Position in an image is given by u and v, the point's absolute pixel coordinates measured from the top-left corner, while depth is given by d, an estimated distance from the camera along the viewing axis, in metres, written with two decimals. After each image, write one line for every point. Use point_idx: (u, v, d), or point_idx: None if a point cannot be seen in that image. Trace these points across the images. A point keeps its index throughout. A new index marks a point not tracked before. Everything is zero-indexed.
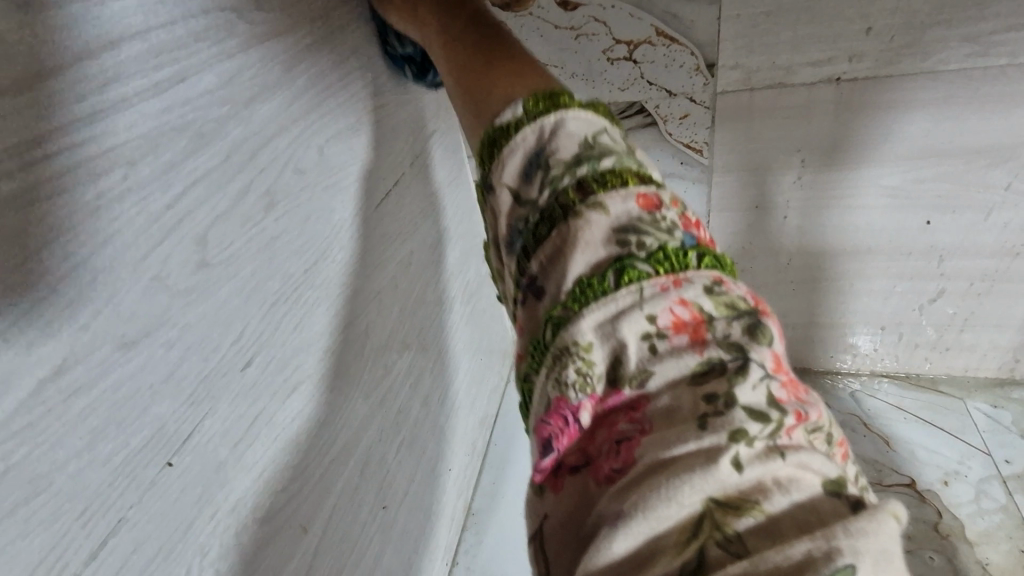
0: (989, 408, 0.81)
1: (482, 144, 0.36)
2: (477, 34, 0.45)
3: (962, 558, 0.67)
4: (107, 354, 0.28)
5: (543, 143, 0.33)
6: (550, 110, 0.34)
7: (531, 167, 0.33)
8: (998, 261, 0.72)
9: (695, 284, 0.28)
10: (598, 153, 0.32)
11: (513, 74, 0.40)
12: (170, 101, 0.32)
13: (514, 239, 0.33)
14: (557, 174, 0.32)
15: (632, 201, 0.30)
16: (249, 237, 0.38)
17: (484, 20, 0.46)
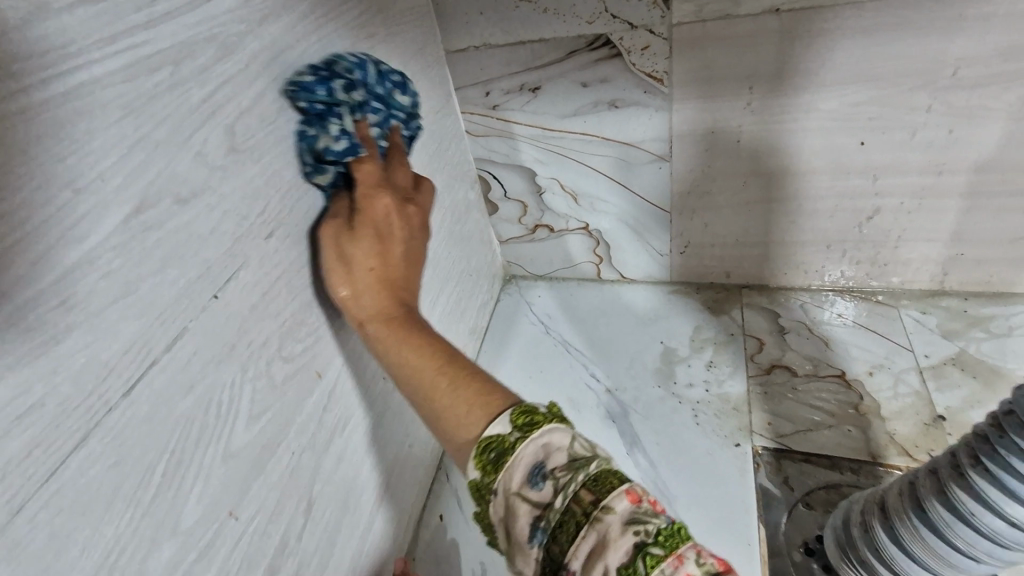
0: (918, 314, 0.91)
1: (479, 457, 0.40)
2: (430, 341, 0.49)
3: (872, 429, 0.77)
4: (168, 205, 0.39)
5: (539, 458, 0.38)
6: (532, 426, 0.38)
7: (535, 477, 0.38)
8: (926, 178, 0.80)
9: (692, 556, 0.33)
10: (583, 457, 0.37)
11: (483, 385, 0.44)
12: (201, 17, 0.41)
13: (538, 539, 0.37)
14: (563, 483, 0.36)
15: (624, 498, 0.35)
16: (266, 132, 0.47)
17: (423, 322, 0.51)
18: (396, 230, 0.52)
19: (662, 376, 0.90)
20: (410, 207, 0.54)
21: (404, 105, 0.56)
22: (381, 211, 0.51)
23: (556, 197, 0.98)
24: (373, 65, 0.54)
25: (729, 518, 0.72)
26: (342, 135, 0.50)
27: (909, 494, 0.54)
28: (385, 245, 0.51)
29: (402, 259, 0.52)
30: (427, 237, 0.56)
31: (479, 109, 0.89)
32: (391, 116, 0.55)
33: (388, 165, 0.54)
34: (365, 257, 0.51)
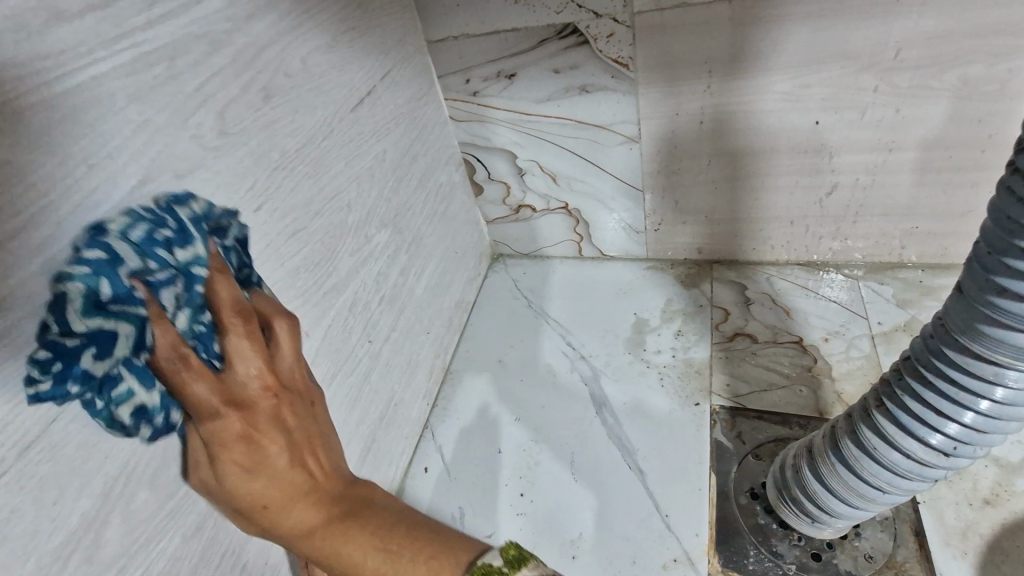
0: (875, 285, 0.98)
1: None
2: (362, 519, 0.43)
3: (822, 389, 0.85)
4: (168, 179, 0.46)
5: None
6: None
7: None
8: (877, 155, 0.86)
9: None
10: None
11: (427, 548, 0.41)
12: (193, 17, 0.48)
13: None
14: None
15: None
16: (253, 117, 0.54)
17: (349, 492, 0.45)
18: (271, 434, 0.42)
19: (633, 344, 0.97)
20: (259, 403, 0.41)
21: (188, 253, 0.39)
22: (245, 426, 0.41)
23: (536, 178, 1.03)
24: (121, 238, 0.38)
25: (683, 467, 0.79)
26: (162, 385, 0.39)
27: (829, 434, 0.62)
28: (264, 468, 0.42)
29: (295, 455, 0.43)
30: (282, 434, 0.42)
31: (460, 96, 0.95)
32: (191, 279, 0.39)
33: (223, 356, 0.40)
34: (252, 492, 0.42)
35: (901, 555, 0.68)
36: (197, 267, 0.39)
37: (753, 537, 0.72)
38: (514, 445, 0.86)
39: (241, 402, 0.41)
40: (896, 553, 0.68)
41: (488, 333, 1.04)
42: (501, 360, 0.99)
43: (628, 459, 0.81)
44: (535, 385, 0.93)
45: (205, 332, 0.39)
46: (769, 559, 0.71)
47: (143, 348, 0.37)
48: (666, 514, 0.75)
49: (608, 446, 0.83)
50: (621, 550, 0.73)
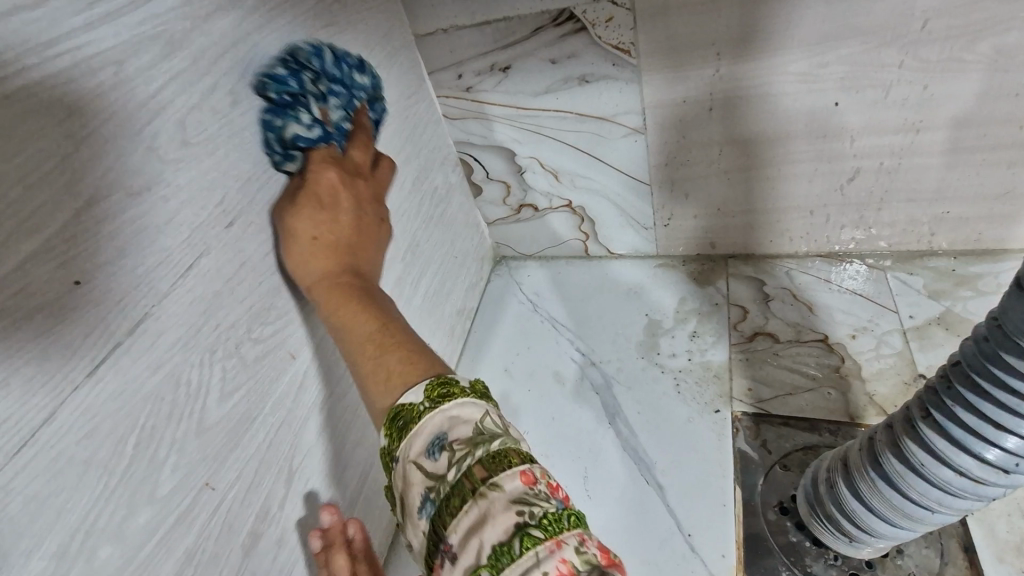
0: (904, 276, 0.91)
1: (389, 420, 0.44)
2: (362, 305, 0.51)
3: (852, 391, 0.79)
4: (121, 198, 0.41)
5: (444, 431, 0.41)
6: (442, 398, 0.42)
7: (433, 448, 0.41)
8: (902, 138, 0.79)
9: (571, 542, 0.36)
10: (485, 437, 0.40)
11: (411, 350, 0.48)
12: (143, 17, 0.43)
13: (428, 504, 0.40)
14: (462, 457, 0.39)
15: (517, 478, 0.38)
16: (220, 125, 0.50)
17: (366, 287, 0.53)
18: (340, 201, 0.54)
19: (646, 348, 0.91)
20: (354, 185, 0.56)
21: (364, 84, 0.61)
22: (329, 184, 0.54)
23: (537, 176, 0.98)
24: (328, 51, 0.58)
25: (705, 481, 0.73)
26: (315, 128, 0.54)
27: (868, 446, 0.56)
28: (326, 211, 0.54)
29: (349, 230, 0.55)
30: (376, 211, 0.58)
31: (453, 92, 0.89)
32: (353, 100, 0.59)
33: (346, 147, 0.58)
34: (310, 224, 0.53)
35: (950, 574, 0.63)
36: (360, 96, 0.60)
37: (785, 558, 0.67)
38: None
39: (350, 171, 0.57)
40: (945, 572, 0.64)
41: (493, 340, 0.99)
42: (506, 369, 0.94)
43: (646, 474, 0.76)
44: (544, 395, 0.88)
45: (342, 131, 0.57)
46: None
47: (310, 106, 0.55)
48: (688, 534, 0.70)
49: (623, 460, 0.78)
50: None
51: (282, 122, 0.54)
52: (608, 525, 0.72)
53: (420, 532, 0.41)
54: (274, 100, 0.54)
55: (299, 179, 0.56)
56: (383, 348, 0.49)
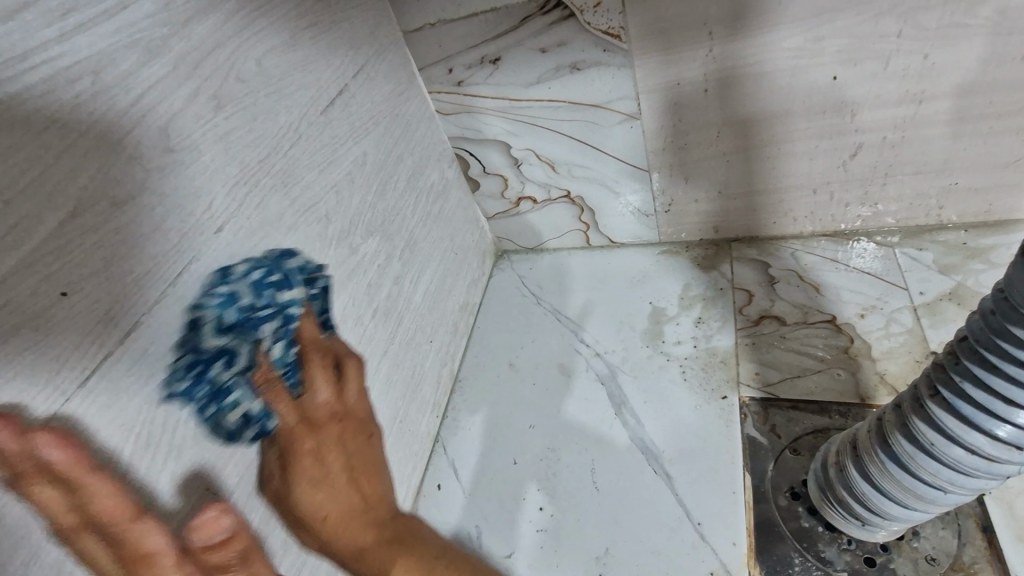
0: (914, 252, 0.89)
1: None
2: (403, 542, 0.53)
3: (862, 371, 0.77)
4: (105, 207, 0.41)
5: None
6: None
7: None
8: (906, 109, 0.77)
9: None
10: None
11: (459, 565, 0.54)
12: (119, 24, 0.42)
13: None
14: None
15: None
16: (204, 129, 0.50)
17: (393, 521, 0.54)
18: (329, 462, 0.50)
19: (650, 336, 0.90)
20: (324, 431, 0.51)
21: (293, 300, 0.53)
22: (314, 445, 0.50)
23: (534, 167, 0.97)
24: (232, 287, 0.49)
25: (713, 468, 0.73)
26: (262, 408, 0.49)
27: (877, 429, 0.55)
28: (326, 479, 0.50)
29: (356, 475, 0.52)
30: (359, 445, 0.54)
31: (445, 87, 0.89)
32: (287, 319, 0.52)
33: (302, 382, 0.50)
34: (318, 503, 0.50)
35: (968, 555, 0.62)
36: (292, 307, 0.53)
37: (796, 543, 0.66)
38: (531, 455, 0.81)
39: (315, 422, 0.50)
40: (963, 554, 0.62)
41: (496, 335, 0.98)
42: (511, 364, 0.93)
43: (654, 464, 0.75)
44: (549, 388, 0.88)
45: (292, 364, 0.50)
46: (817, 566, 0.64)
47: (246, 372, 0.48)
48: (698, 522, 0.69)
49: (630, 451, 0.77)
50: (651, 566, 0.67)
51: (224, 398, 0.47)
52: (617, 516, 0.72)
53: None
54: (201, 388, 0.47)
55: (279, 438, 0.50)
56: None
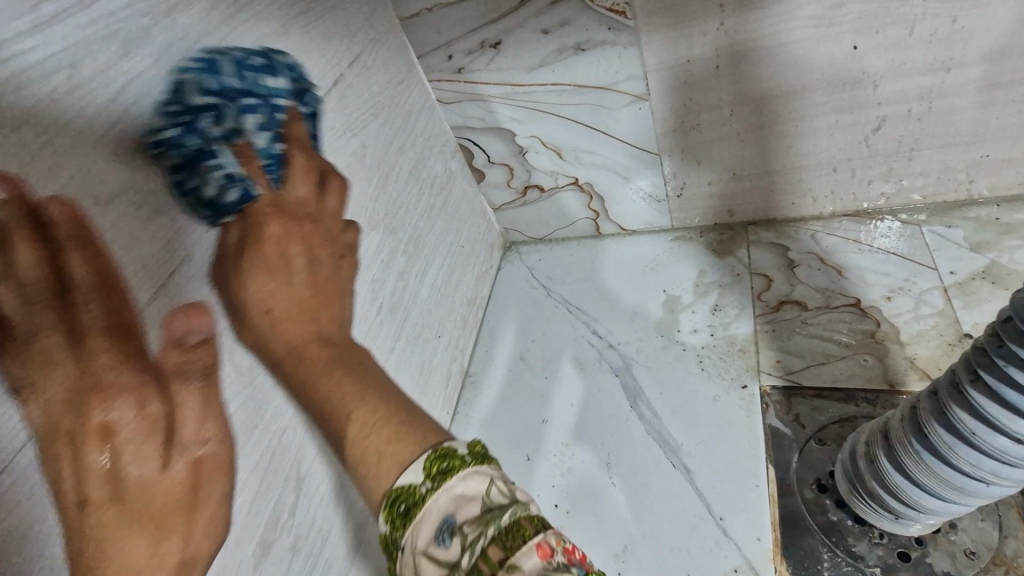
0: (942, 229, 0.85)
1: (386, 506, 0.37)
2: (336, 374, 0.43)
3: (891, 356, 0.74)
4: (87, 209, 0.39)
5: (451, 512, 0.35)
6: (440, 474, 0.36)
7: (442, 536, 0.35)
8: (932, 78, 0.73)
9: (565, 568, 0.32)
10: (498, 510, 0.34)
11: (392, 428, 0.39)
12: (96, 15, 0.40)
13: None
14: (473, 538, 0.34)
15: (533, 553, 0.32)
16: None
17: (346, 348, 0.46)
18: (290, 256, 0.46)
19: (665, 326, 0.87)
20: (296, 209, 0.48)
21: (280, 89, 0.50)
22: (307, 231, 0.48)
23: (540, 155, 0.94)
24: (225, 60, 0.47)
25: (734, 461, 0.70)
26: (237, 184, 0.45)
27: (910, 418, 0.51)
28: (285, 276, 0.46)
29: (301, 288, 0.46)
30: (328, 265, 0.49)
31: (445, 75, 0.86)
32: (274, 107, 0.49)
33: (284, 178, 0.48)
34: (265, 295, 0.46)
35: (1010, 548, 0.59)
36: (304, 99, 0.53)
37: (825, 537, 0.63)
38: (544, 450, 0.78)
39: (295, 213, 0.47)
40: (1004, 547, 0.60)
41: (505, 329, 0.96)
42: (521, 358, 0.91)
43: (672, 457, 0.72)
44: (562, 382, 0.85)
45: (275, 157, 0.47)
46: (847, 561, 0.61)
47: (211, 149, 0.45)
48: (720, 518, 0.66)
49: (647, 444, 0.74)
50: (672, 563, 0.64)
51: (187, 180, 0.45)
52: (634, 511, 0.69)
53: None
54: (177, 165, 0.45)
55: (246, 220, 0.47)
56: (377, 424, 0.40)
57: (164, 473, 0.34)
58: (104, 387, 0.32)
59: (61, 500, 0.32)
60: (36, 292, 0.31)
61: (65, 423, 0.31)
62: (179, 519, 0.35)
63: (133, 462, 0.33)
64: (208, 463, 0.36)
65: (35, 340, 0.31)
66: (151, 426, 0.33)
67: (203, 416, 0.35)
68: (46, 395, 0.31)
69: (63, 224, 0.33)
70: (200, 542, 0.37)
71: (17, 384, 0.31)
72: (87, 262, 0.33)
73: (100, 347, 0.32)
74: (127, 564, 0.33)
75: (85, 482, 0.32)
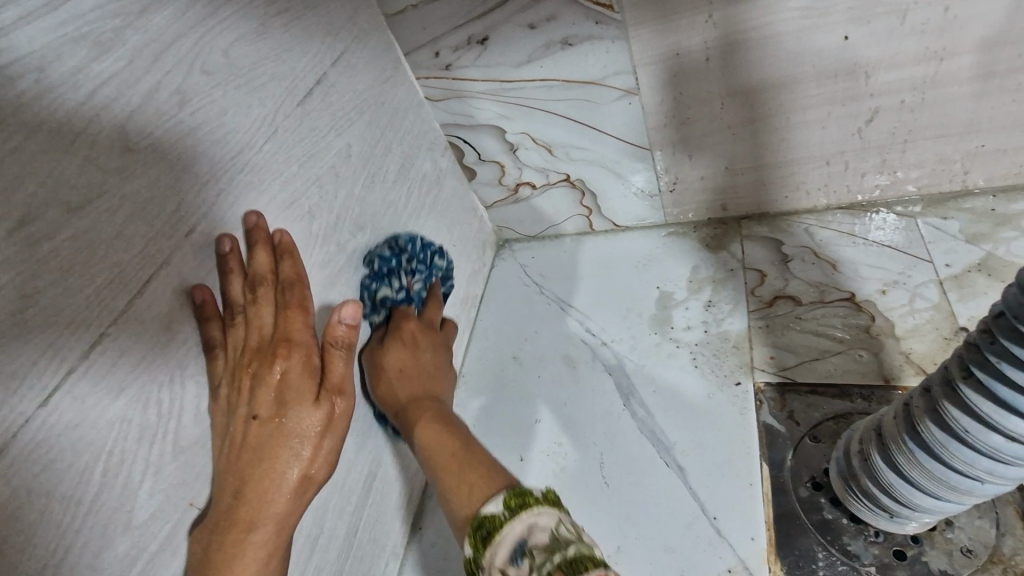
0: (937, 221, 0.84)
1: (472, 530, 0.49)
2: (435, 420, 0.63)
3: (886, 351, 0.73)
4: (58, 216, 0.38)
5: (525, 537, 0.45)
6: (522, 509, 0.46)
7: (516, 556, 0.45)
8: (926, 68, 0.72)
9: None
10: (565, 544, 0.43)
11: (476, 458, 0.56)
12: (64, 17, 0.39)
13: None
14: (542, 564, 0.43)
15: None
16: (168, 127, 0.47)
17: (434, 413, 0.64)
18: (419, 342, 0.72)
19: (658, 323, 0.86)
20: (432, 313, 0.77)
21: (438, 266, 0.81)
22: (430, 334, 0.74)
23: (530, 152, 0.93)
24: (419, 239, 0.79)
25: (727, 459, 0.69)
26: (400, 291, 0.74)
27: (903, 415, 0.51)
28: (412, 354, 0.70)
29: (422, 362, 0.70)
30: (439, 352, 0.74)
31: (432, 72, 0.85)
32: (430, 272, 0.80)
33: (424, 308, 0.77)
34: (397, 361, 0.68)
35: (1008, 546, 0.59)
36: (443, 273, 0.83)
37: (820, 536, 0.62)
38: (537, 450, 0.78)
39: (431, 326, 0.75)
40: (1001, 544, 0.59)
41: (497, 328, 0.95)
42: (513, 357, 0.90)
43: (665, 456, 0.72)
44: (554, 381, 0.84)
45: (421, 297, 0.77)
46: (842, 561, 0.61)
47: (386, 277, 0.72)
48: (714, 517, 0.65)
49: (640, 443, 0.74)
50: (666, 564, 0.64)
51: (377, 287, 0.72)
52: (627, 511, 0.69)
53: None
54: (372, 270, 0.72)
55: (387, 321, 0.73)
56: (463, 465, 0.56)
57: (313, 407, 0.51)
58: (289, 340, 0.51)
59: (237, 419, 0.48)
60: (259, 281, 0.52)
61: (253, 365, 0.49)
62: (311, 441, 0.51)
63: (293, 395, 0.50)
64: (340, 409, 0.53)
65: (247, 311, 0.51)
66: (309, 372, 0.52)
67: (345, 372, 0.54)
68: (249, 348, 0.49)
69: (259, 231, 0.54)
70: (319, 465, 0.52)
71: (211, 343, 0.49)
72: (293, 269, 0.54)
73: (294, 318, 0.52)
74: (279, 466, 0.49)
75: (256, 405, 0.48)
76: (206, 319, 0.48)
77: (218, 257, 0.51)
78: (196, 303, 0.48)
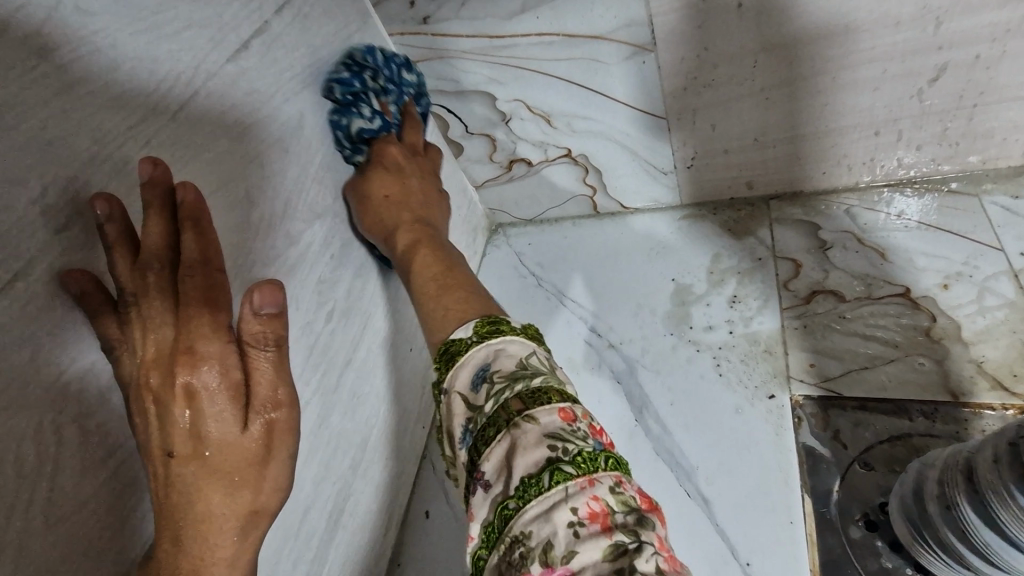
0: (1008, 201, 0.72)
1: (439, 356, 0.50)
2: (431, 251, 0.60)
3: (952, 358, 0.62)
4: None
5: (489, 361, 0.46)
6: (493, 335, 0.47)
7: (478, 380, 0.45)
8: (1013, 13, 0.58)
9: (604, 482, 0.39)
10: (528, 373, 0.44)
11: (470, 293, 0.54)
12: None
13: (467, 438, 0.44)
14: (501, 390, 0.43)
15: (556, 414, 0.41)
16: (25, 84, 0.34)
17: (427, 241, 0.61)
18: (404, 168, 0.64)
19: (676, 321, 0.74)
20: (410, 119, 0.67)
21: (412, 82, 0.67)
22: (415, 170, 0.65)
23: (525, 123, 0.79)
24: (380, 51, 0.64)
25: (760, 490, 0.58)
26: (375, 120, 0.62)
27: (1009, 458, 0.43)
28: (399, 174, 0.63)
29: (411, 197, 0.63)
30: (438, 189, 0.68)
31: (408, 27, 0.70)
32: (405, 87, 0.66)
33: (402, 132, 0.66)
34: (383, 185, 0.62)
35: None
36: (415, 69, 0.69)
37: None
38: None
39: (410, 150, 0.66)
40: None
41: None
42: None
43: (686, 484, 0.61)
44: None
45: (399, 121, 0.66)
46: None
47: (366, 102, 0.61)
48: (746, 563, 0.55)
49: (656, 470, 0.62)
50: None
51: (347, 116, 0.60)
52: None
53: (458, 464, 0.46)
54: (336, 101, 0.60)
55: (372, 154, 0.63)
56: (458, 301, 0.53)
57: (241, 433, 0.37)
58: (195, 353, 0.36)
59: (147, 456, 0.36)
60: (149, 261, 0.37)
61: (155, 385, 0.35)
62: (250, 476, 0.38)
63: (212, 423, 0.36)
64: (281, 425, 0.40)
65: (141, 303, 0.36)
66: (230, 388, 0.37)
67: (275, 381, 0.39)
68: (145, 363, 0.36)
69: (151, 193, 0.38)
70: (268, 496, 0.39)
71: (113, 343, 0.37)
72: (193, 243, 0.38)
73: (195, 318, 0.36)
74: (213, 514, 0.36)
75: (168, 439, 0.35)
76: (99, 312, 0.36)
77: (99, 232, 0.37)
78: (73, 295, 0.36)
